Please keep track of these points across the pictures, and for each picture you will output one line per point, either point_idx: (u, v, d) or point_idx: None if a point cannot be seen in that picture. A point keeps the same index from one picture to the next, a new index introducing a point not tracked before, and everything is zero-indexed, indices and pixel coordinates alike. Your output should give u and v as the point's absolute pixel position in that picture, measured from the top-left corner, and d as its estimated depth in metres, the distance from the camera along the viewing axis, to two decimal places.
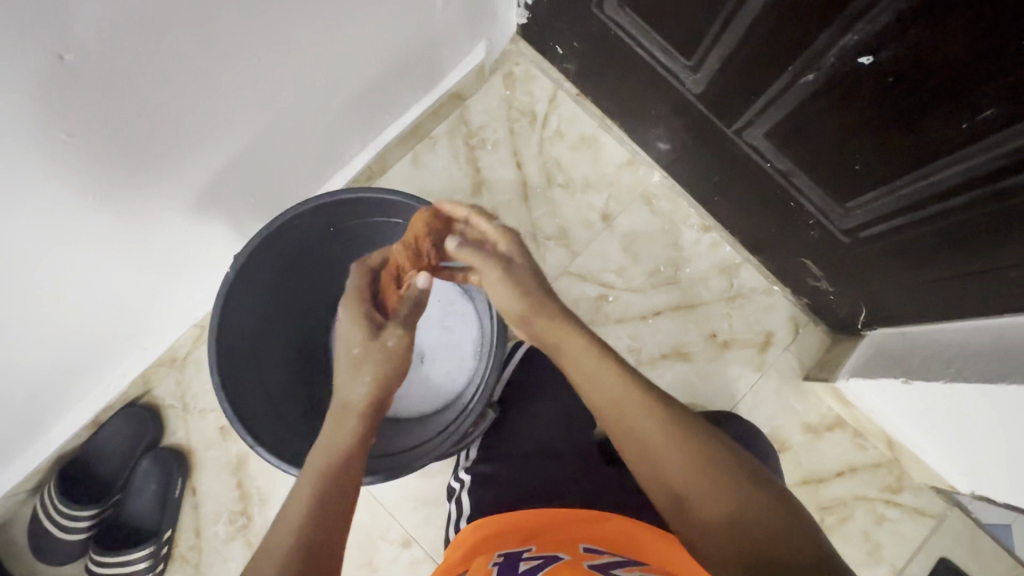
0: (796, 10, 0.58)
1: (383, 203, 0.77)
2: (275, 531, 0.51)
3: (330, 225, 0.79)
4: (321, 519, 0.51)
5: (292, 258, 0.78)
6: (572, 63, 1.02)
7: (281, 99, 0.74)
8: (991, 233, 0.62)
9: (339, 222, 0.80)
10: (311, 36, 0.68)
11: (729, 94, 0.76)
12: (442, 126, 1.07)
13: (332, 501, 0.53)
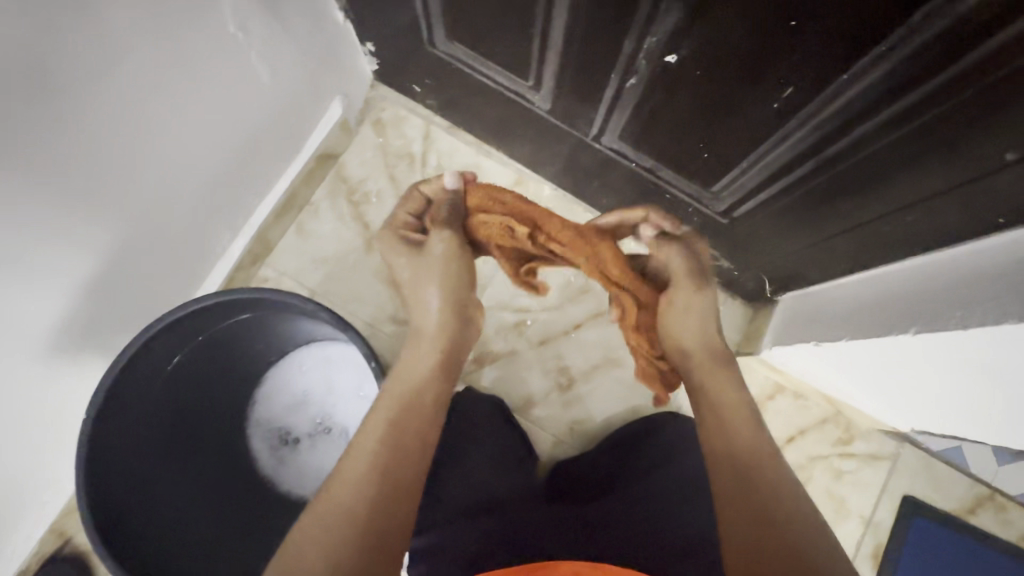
0: (596, 21, 0.57)
1: (244, 302, 0.72)
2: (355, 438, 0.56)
3: (198, 335, 0.75)
4: (386, 467, 0.54)
5: (164, 379, 0.74)
6: (433, 99, 1.00)
7: (123, 219, 0.70)
8: (837, 197, 0.62)
9: (208, 328, 0.75)
10: (134, 150, 0.64)
11: (575, 106, 0.75)
12: (321, 189, 1.04)
13: (401, 443, 0.56)
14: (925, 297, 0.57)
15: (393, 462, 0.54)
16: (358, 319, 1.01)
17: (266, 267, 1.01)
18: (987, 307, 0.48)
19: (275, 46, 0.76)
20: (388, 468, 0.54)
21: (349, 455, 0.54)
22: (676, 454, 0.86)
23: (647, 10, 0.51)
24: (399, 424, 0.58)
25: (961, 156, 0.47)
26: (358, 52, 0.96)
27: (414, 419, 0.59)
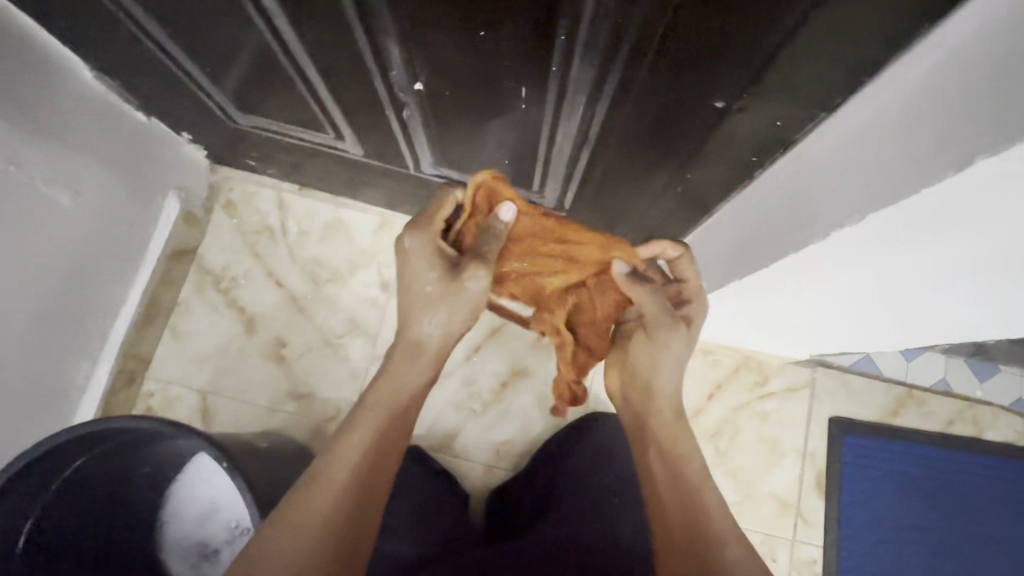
0: (341, 69, 0.57)
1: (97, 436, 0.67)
2: (346, 434, 0.55)
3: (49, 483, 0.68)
4: (364, 489, 0.52)
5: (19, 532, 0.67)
6: (273, 168, 0.99)
7: None
8: (634, 170, 0.61)
9: (61, 473, 0.69)
10: None
11: (382, 145, 0.75)
12: (185, 287, 1.00)
13: (379, 464, 0.55)
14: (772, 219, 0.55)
15: (370, 483, 0.53)
16: (256, 406, 0.97)
17: (147, 381, 0.98)
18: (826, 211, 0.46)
19: (68, 169, 0.72)
20: (366, 489, 0.52)
21: (329, 462, 0.53)
22: (599, 464, 0.86)
23: (371, 49, 0.51)
24: (380, 443, 0.55)
25: (691, 111, 0.47)
26: (178, 141, 0.93)
27: (395, 437, 0.57)
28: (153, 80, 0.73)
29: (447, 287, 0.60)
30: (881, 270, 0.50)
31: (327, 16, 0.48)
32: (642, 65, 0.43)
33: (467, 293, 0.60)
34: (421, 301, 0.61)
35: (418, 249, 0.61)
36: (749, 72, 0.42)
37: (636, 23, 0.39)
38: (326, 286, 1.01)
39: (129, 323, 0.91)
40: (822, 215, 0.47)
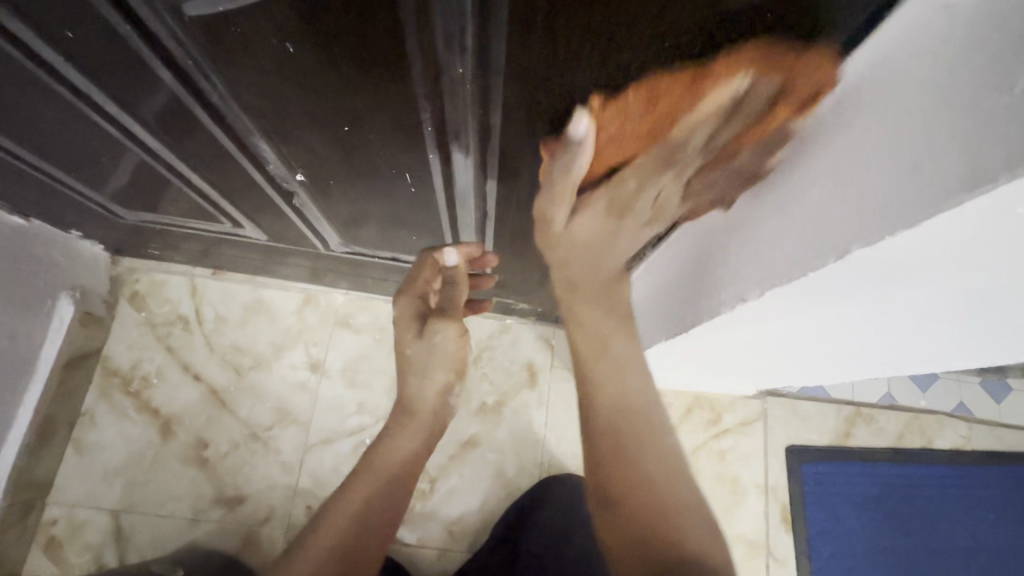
0: (216, 164, 0.53)
1: None
2: (385, 448, 0.62)
3: None
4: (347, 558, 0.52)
5: None
6: (179, 255, 0.92)
7: None
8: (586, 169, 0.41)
9: None
10: None
11: (286, 230, 0.71)
12: (89, 394, 0.91)
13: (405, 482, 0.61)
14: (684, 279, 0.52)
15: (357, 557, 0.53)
16: (179, 518, 0.88)
17: (49, 507, 0.87)
18: (732, 272, 0.42)
19: None
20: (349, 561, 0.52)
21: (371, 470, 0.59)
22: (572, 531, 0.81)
23: (238, 146, 0.47)
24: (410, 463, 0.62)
25: None
26: (71, 241, 0.84)
27: (391, 503, 0.58)
28: (18, 191, 0.66)
29: (420, 343, 0.69)
30: (799, 329, 0.46)
31: (174, 115, 0.44)
32: (519, 152, 0.41)
33: (436, 346, 0.70)
34: (409, 363, 0.69)
35: (403, 310, 0.68)
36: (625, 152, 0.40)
37: (497, 118, 0.37)
38: (250, 374, 0.94)
39: (19, 448, 0.81)
40: (728, 281, 0.42)
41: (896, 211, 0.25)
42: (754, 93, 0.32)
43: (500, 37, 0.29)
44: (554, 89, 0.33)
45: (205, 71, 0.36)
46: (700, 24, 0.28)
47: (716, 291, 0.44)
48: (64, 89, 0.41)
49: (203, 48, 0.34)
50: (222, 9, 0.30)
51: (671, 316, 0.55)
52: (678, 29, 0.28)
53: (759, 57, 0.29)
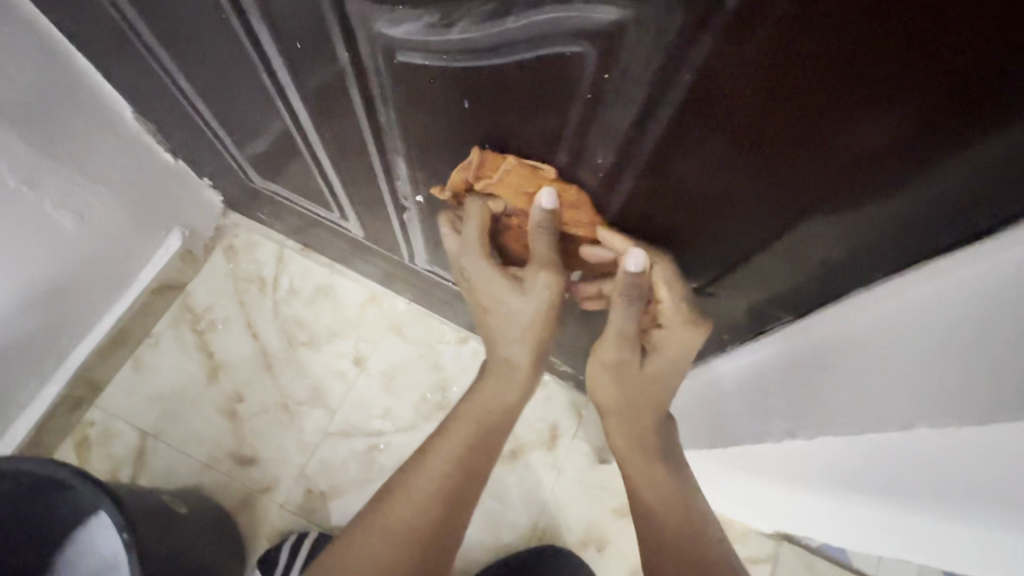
0: (354, 167, 0.60)
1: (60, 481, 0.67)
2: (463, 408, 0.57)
3: (20, 507, 0.69)
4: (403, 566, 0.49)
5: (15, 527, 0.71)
6: (279, 224, 1.01)
7: None
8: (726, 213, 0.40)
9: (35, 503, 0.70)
10: None
11: (382, 236, 0.77)
12: (161, 320, 0.99)
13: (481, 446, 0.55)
14: (748, 393, 0.52)
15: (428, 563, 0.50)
16: (194, 460, 0.93)
17: (92, 410, 0.94)
18: (804, 402, 0.42)
19: (75, 194, 0.75)
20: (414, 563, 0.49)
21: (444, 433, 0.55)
22: None
23: (383, 162, 0.55)
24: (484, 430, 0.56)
25: (683, 233, 0.44)
26: (199, 185, 0.96)
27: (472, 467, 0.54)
28: (182, 130, 0.78)
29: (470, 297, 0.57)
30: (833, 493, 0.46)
31: (340, 120, 0.51)
32: (650, 175, 0.39)
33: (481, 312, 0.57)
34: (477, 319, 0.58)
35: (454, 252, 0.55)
36: (768, 213, 0.38)
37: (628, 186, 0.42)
38: (300, 349, 1.00)
39: (92, 349, 0.89)
40: (799, 402, 0.42)
41: (966, 405, 0.27)
42: (914, 228, 0.33)
43: (666, 135, 0.35)
44: (768, 112, 0.30)
45: (386, 100, 0.43)
46: (946, 144, 0.28)
47: (770, 418, 0.46)
48: (268, 74, 0.50)
49: (396, 84, 0.41)
50: (428, 64, 0.37)
51: (723, 426, 0.55)
52: (921, 140, 0.29)
53: (962, 193, 0.30)
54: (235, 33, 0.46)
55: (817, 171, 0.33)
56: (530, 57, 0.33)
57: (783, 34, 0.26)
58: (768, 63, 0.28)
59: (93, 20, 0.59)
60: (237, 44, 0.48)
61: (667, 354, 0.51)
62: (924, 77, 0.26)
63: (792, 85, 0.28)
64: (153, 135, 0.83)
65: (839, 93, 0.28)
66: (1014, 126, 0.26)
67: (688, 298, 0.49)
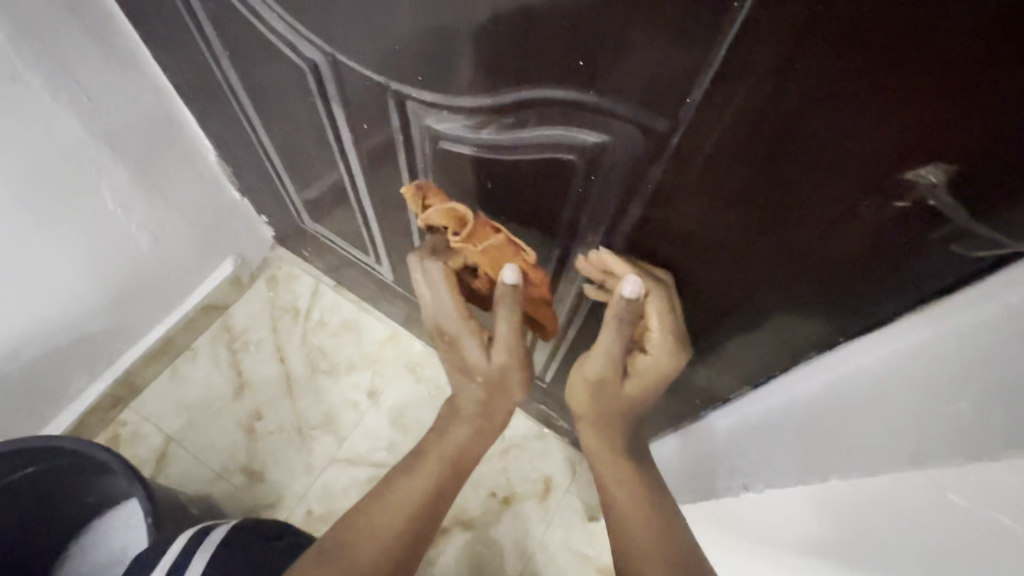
0: (394, 221, 0.70)
1: (92, 467, 0.75)
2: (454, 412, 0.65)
3: (52, 489, 0.77)
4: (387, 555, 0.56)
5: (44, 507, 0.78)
6: (319, 262, 1.12)
7: None
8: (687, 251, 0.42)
9: (65, 487, 0.77)
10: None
11: (410, 282, 0.87)
12: (202, 336, 1.09)
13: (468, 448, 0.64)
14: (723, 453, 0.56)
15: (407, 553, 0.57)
16: (209, 469, 1.00)
17: (128, 410, 1.03)
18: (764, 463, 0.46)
19: (156, 217, 0.88)
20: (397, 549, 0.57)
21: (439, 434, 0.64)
22: None
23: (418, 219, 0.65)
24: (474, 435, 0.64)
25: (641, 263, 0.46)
26: (256, 221, 1.09)
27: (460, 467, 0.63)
28: (253, 174, 0.90)
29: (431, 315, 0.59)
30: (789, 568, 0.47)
31: (388, 183, 0.62)
32: (614, 205, 0.42)
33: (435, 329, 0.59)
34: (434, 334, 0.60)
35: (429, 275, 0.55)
36: (723, 253, 0.40)
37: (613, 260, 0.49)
38: (321, 377, 1.08)
39: (139, 355, 0.99)
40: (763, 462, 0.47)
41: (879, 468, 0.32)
42: (863, 284, 0.35)
43: (631, 226, 0.43)
44: (736, 157, 0.32)
45: (427, 171, 0.54)
46: (892, 208, 0.30)
47: (733, 477, 0.51)
48: (335, 142, 0.61)
49: (436, 162, 0.51)
50: (462, 150, 0.47)
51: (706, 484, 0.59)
52: (869, 202, 0.31)
53: (903, 254, 0.32)
54: (315, 110, 0.58)
55: (774, 215, 0.34)
56: (536, 155, 0.42)
57: (714, 164, 0.33)
58: (706, 171, 0.34)
59: (199, 85, 0.72)
60: (314, 118, 0.60)
61: (648, 377, 0.53)
62: (882, 142, 0.27)
63: (725, 189, 0.35)
64: (227, 176, 0.96)
65: (811, 138, 0.29)
66: (948, 203, 0.28)
67: (682, 331, 0.49)
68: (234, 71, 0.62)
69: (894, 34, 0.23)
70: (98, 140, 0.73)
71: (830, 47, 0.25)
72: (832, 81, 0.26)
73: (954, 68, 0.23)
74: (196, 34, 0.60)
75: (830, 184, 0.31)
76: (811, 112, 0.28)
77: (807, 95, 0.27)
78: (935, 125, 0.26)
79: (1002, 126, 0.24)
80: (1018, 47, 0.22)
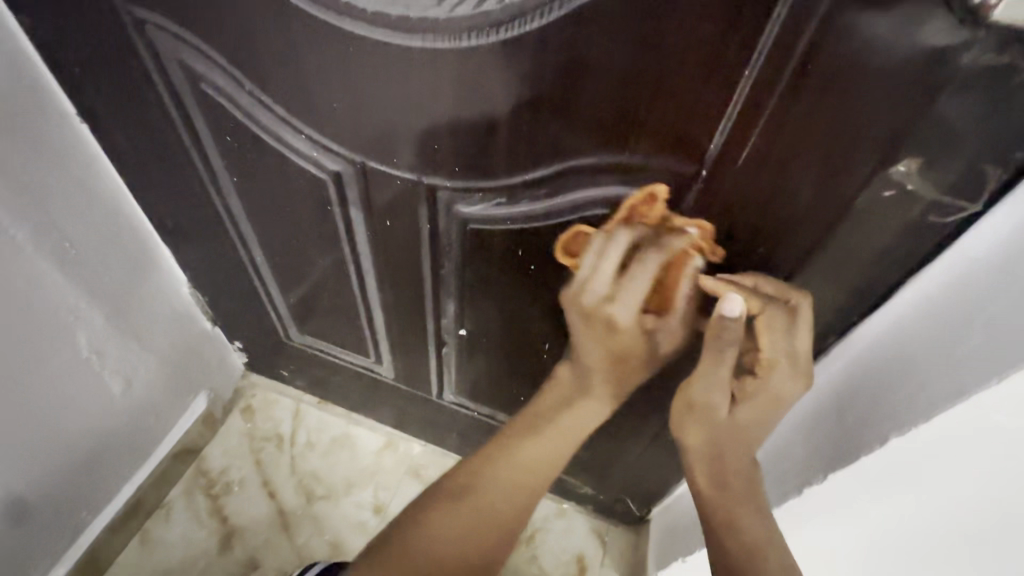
0: (403, 312, 0.72)
1: None
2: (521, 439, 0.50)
3: None
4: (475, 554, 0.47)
5: None
6: (300, 379, 1.06)
7: None
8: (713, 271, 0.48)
9: None
10: None
11: (413, 374, 0.87)
12: (175, 487, 0.98)
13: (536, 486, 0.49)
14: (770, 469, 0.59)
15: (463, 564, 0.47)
16: None
17: None
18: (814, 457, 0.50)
19: (131, 359, 0.82)
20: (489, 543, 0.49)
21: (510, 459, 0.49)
22: None
23: (433, 305, 0.68)
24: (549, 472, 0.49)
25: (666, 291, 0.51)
26: (227, 350, 1.04)
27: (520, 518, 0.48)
28: (233, 299, 0.89)
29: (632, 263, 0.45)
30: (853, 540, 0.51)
31: (404, 274, 0.65)
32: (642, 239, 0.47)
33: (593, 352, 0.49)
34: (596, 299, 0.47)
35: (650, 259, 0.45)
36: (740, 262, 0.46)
37: None
38: (319, 503, 1.00)
39: (106, 524, 0.87)
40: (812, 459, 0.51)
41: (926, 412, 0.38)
42: (864, 266, 0.42)
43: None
44: (752, 174, 0.39)
45: (451, 253, 0.58)
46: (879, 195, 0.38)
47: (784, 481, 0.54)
48: (347, 245, 0.64)
49: (461, 243, 0.57)
50: (490, 226, 0.53)
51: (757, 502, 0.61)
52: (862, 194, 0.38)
53: (893, 234, 0.40)
54: (329, 215, 0.61)
55: (786, 219, 0.41)
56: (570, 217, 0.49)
57: (734, 195, 0.41)
58: (729, 189, 0.41)
59: (189, 215, 0.73)
60: (327, 225, 0.63)
61: (763, 403, 0.47)
62: (868, 142, 0.35)
63: (745, 201, 0.41)
64: (200, 305, 0.93)
65: (813, 147, 0.37)
66: (921, 184, 0.36)
67: (799, 352, 0.45)
68: (237, 195, 0.65)
69: (871, 58, 0.32)
70: (75, 287, 0.70)
71: (824, 75, 0.33)
72: (827, 99, 0.34)
73: (913, 78, 0.32)
74: (199, 165, 0.63)
75: (827, 195, 0.39)
76: (812, 126, 0.35)
77: (808, 114, 0.35)
78: (906, 122, 0.34)
79: (952, 117, 0.33)
80: (956, 55, 0.30)
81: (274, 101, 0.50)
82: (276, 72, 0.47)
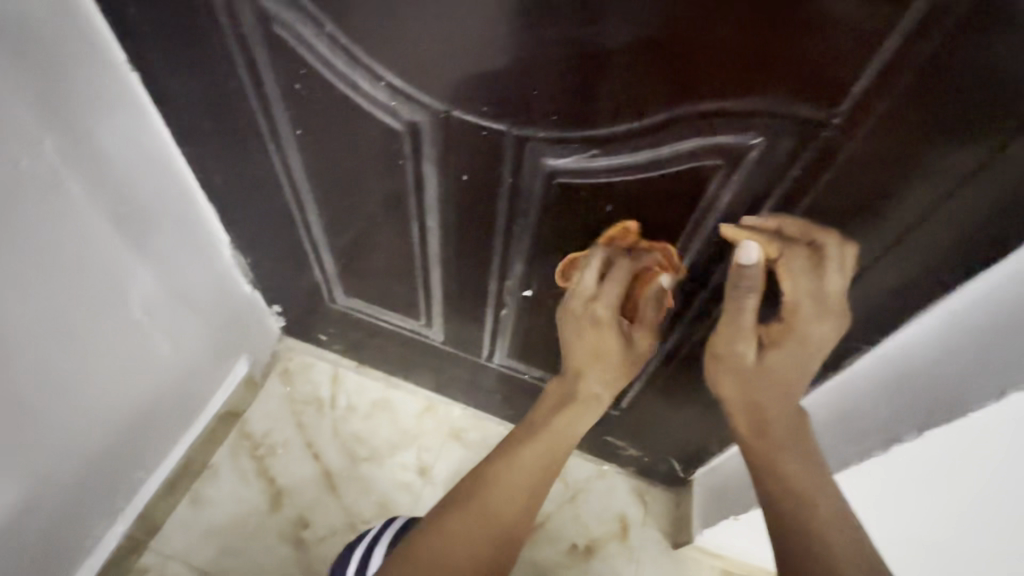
0: (464, 273, 0.71)
1: None
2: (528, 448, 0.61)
3: None
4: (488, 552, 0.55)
5: None
6: (339, 343, 1.06)
7: None
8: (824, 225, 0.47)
9: None
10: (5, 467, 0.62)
11: (462, 337, 0.87)
12: (221, 449, 0.99)
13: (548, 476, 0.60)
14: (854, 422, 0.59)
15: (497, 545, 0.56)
16: None
17: (147, 554, 0.90)
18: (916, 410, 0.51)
19: (180, 321, 0.81)
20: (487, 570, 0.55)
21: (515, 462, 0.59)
22: None
23: (500, 265, 0.66)
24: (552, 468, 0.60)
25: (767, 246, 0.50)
26: (265, 313, 1.03)
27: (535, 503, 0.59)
28: (278, 260, 0.87)
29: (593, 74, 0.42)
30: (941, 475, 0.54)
31: (473, 233, 0.63)
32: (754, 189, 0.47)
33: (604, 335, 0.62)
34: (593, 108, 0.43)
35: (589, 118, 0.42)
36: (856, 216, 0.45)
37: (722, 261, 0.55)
38: (363, 465, 1.01)
39: (159, 484, 0.88)
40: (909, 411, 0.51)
41: None
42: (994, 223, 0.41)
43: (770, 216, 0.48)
44: (892, 120, 0.38)
45: (530, 209, 0.57)
46: None
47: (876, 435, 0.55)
48: (414, 203, 0.63)
49: (545, 197, 0.55)
50: (581, 180, 0.51)
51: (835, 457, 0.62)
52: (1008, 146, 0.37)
53: None
54: (399, 171, 0.59)
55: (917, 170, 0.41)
56: (676, 167, 0.47)
57: (865, 145, 0.40)
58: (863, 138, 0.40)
59: (241, 172, 0.70)
60: (395, 181, 0.61)
61: (791, 345, 0.52)
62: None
63: (878, 150, 0.40)
64: (241, 267, 0.91)
65: (967, 91, 0.36)
66: None
67: (830, 294, 0.49)
68: (298, 150, 0.63)
69: None
70: (128, 247, 0.69)
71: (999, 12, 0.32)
72: (996, 37, 0.33)
73: None
74: (259, 117, 0.60)
75: (967, 145, 0.38)
76: (971, 69, 0.34)
77: (971, 55, 0.34)
78: None
79: None
80: None
81: (357, 45, 0.48)
82: (363, 13, 0.45)
